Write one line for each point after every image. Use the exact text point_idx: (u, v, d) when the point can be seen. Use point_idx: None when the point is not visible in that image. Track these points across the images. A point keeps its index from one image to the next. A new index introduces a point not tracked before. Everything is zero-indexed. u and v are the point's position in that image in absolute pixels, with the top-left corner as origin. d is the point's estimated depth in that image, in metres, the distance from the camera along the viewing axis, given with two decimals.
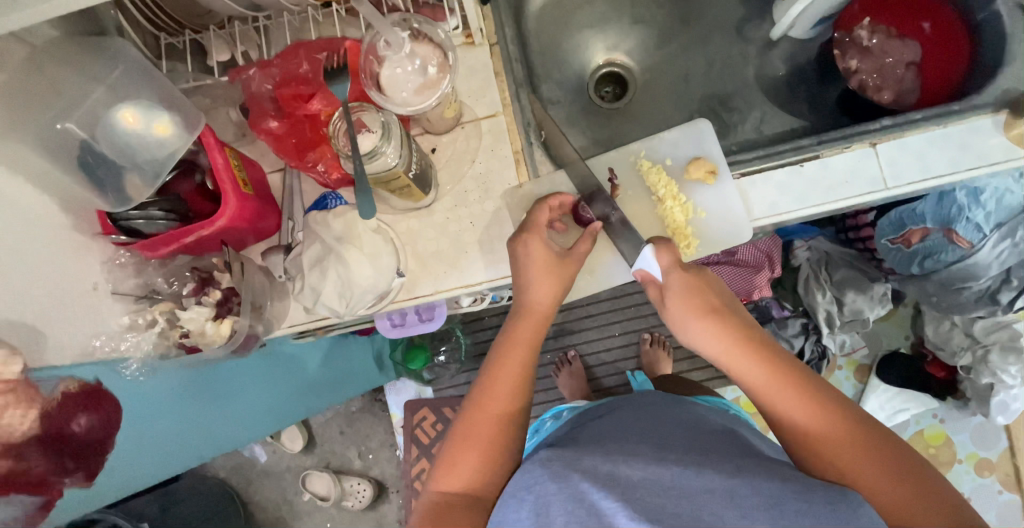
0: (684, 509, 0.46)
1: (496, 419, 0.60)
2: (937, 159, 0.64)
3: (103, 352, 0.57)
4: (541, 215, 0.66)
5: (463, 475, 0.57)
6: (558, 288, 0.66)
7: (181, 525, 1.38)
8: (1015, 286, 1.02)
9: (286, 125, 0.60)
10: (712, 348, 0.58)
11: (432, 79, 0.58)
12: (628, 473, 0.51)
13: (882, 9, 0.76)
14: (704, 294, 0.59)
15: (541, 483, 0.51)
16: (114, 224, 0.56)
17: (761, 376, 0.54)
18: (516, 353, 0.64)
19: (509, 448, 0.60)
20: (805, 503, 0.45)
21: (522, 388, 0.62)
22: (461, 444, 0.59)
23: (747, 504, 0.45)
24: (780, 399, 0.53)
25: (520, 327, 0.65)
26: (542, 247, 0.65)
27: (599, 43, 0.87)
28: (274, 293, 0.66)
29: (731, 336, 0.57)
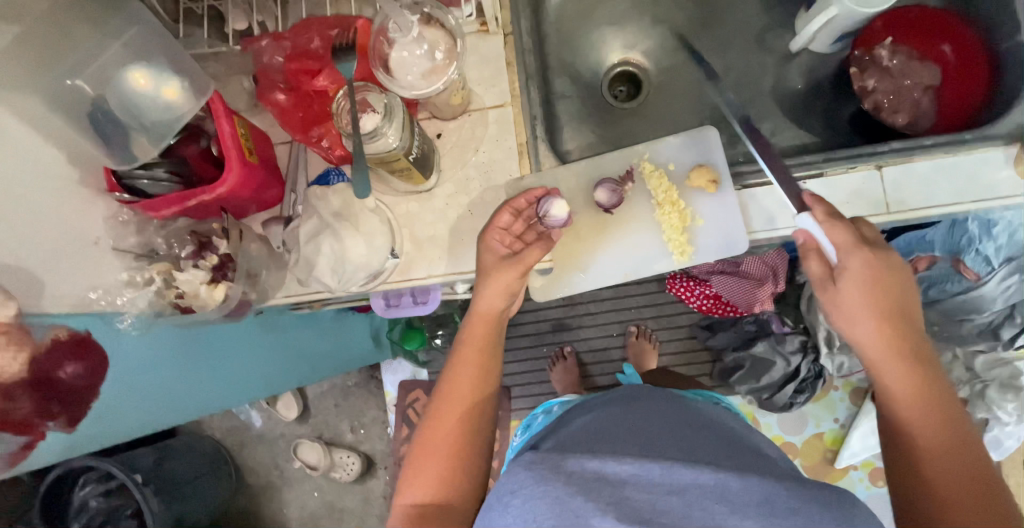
0: (672, 506, 0.49)
1: (454, 425, 0.62)
2: (944, 189, 0.63)
3: (99, 305, 0.58)
4: (499, 221, 0.65)
5: (425, 488, 0.59)
6: (508, 292, 0.65)
7: (173, 480, 1.41)
8: (1018, 323, 1.02)
9: (293, 98, 0.61)
10: (869, 342, 0.56)
11: (438, 65, 0.58)
12: (615, 469, 0.53)
13: (906, 27, 0.73)
14: (886, 291, 0.56)
15: (527, 487, 0.53)
16: (120, 183, 0.58)
17: (911, 394, 0.53)
18: (469, 355, 0.65)
19: (471, 457, 0.61)
20: (798, 501, 0.48)
21: (480, 386, 0.64)
22: (424, 453, 0.61)
23: (737, 501, 0.49)
24: (918, 421, 0.52)
25: (472, 329, 0.66)
26: (490, 251, 0.65)
27: (617, 42, 0.86)
28: (271, 263, 0.67)
29: (897, 339, 0.54)
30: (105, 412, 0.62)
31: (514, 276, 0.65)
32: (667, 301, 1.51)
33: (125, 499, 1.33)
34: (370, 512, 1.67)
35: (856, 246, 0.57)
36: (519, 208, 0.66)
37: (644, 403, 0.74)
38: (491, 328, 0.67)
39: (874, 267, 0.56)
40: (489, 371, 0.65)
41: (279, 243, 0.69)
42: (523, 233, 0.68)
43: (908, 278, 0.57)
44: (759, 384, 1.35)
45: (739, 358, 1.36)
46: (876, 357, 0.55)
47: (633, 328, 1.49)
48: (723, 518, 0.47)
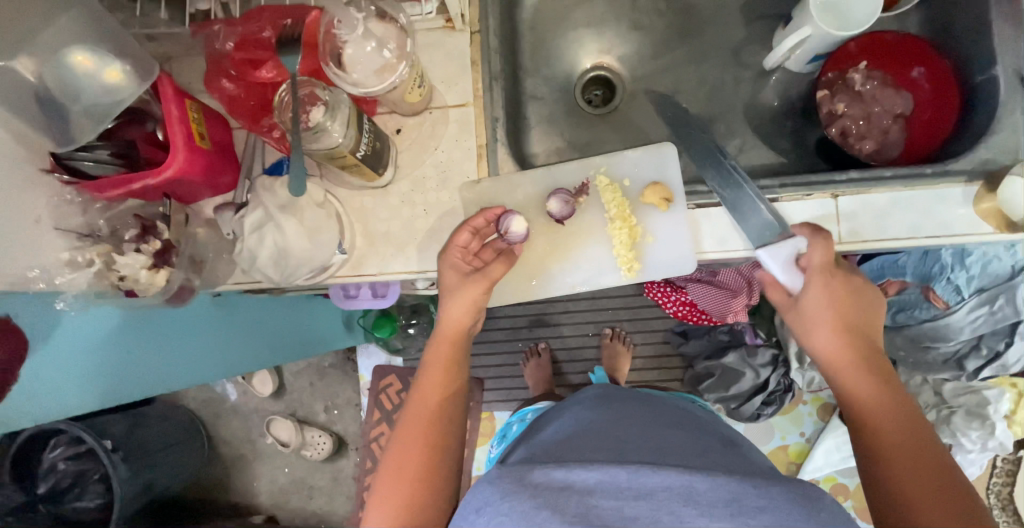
0: (640, 512, 0.49)
1: (419, 445, 0.61)
2: (897, 221, 0.66)
3: (37, 285, 0.58)
4: (458, 240, 0.66)
5: (387, 511, 0.57)
6: (474, 308, 0.68)
7: (144, 447, 1.42)
8: (983, 355, 1.04)
9: (242, 88, 0.61)
10: (829, 353, 0.59)
11: (391, 63, 0.57)
12: (582, 477, 0.53)
13: (880, 54, 0.74)
14: (847, 304, 0.59)
15: (492, 504, 0.52)
16: (59, 162, 0.59)
17: (869, 393, 0.56)
18: (433, 377, 0.66)
19: (437, 478, 0.60)
20: (766, 499, 0.48)
21: (450, 377, 0.66)
22: (390, 475, 0.59)
23: (704, 501, 0.49)
24: (884, 422, 0.54)
25: (437, 349, 0.67)
26: (451, 271, 0.66)
27: (593, 45, 0.85)
28: (220, 250, 0.69)
29: (852, 346, 0.58)
30: (47, 389, 0.62)
31: (479, 291, 0.67)
32: (644, 304, 1.50)
33: (93, 463, 1.35)
34: (338, 491, 1.68)
35: (821, 267, 0.60)
36: (479, 226, 0.66)
37: (616, 409, 0.76)
38: (456, 346, 0.68)
39: (832, 287, 0.60)
40: (455, 391, 0.66)
41: (229, 230, 0.67)
42: (480, 250, 0.69)
43: (873, 295, 0.61)
44: (726, 394, 1.34)
45: (711, 366, 1.35)
46: (833, 364, 0.59)
47: (607, 330, 1.49)
48: (693, 520, 0.47)
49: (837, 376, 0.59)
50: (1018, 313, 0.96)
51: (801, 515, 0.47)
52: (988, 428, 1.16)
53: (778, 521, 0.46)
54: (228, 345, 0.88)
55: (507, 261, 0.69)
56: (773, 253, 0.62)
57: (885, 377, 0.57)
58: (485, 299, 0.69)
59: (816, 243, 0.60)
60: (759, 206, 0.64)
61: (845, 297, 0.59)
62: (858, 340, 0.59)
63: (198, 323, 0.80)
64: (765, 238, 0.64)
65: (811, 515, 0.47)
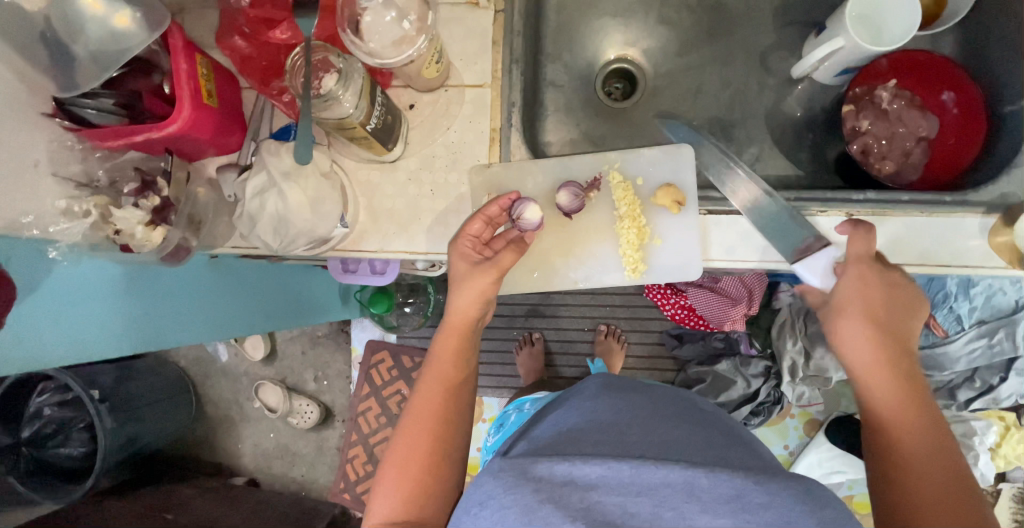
0: (642, 510, 0.49)
1: (427, 438, 0.63)
2: (910, 248, 0.65)
3: (31, 231, 0.57)
4: (471, 229, 0.65)
5: (392, 504, 0.60)
6: (481, 298, 0.67)
7: (131, 400, 1.42)
8: (975, 387, 1.05)
9: (253, 47, 0.59)
10: (859, 360, 0.57)
11: (410, 35, 0.55)
12: (584, 472, 0.52)
13: (913, 73, 0.72)
14: (874, 300, 0.58)
15: (495, 498, 0.51)
16: (60, 107, 0.57)
17: (890, 399, 0.55)
18: (443, 367, 0.67)
19: (441, 471, 0.62)
20: (769, 494, 0.49)
21: (459, 365, 0.68)
22: (397, 468, 0.62)
23: (707, 498, 0.49)
24: (900, 429, 0.54)
25: (445, 341, 0.68)
26: (460, 260, 0.65)
27: (618, 36, 0.83)
28: (220, 212, 0.67)
29: (881, 350, 0.56)
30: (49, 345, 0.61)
31: (488, 282, 0.66)
32: (642, 304, 1.50)
33: (79, 412, 1.35)
34: (321, 460, 1.69)
35: (857, 258, 0.59)
36: (493, 215, 0.65)
37: (619, 394, 0.76)
38: (465, 335, 0.69)
39: (868, 282, 0.58)
40: (462, 380, 0.68)
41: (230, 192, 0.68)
42: (491, 240, 0.68)
43: (910, 290, 0.58)
44: (716, 401, 1.32)
45: (702, 371, 1.37)
46: (853, 367, 0.58)
47: (602, 326, 1.48)
48: (694, 518, 0.48)
49: (860, 381, 0.58)
50: (1015, 349, 0.97)
51: (804, 514, 0.48)
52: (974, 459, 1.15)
53: (780, 519, 0.47)
54: (223, 307, 0.87)
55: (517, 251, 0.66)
56: (812, 267, 0.62)
57: (908, 382, 0.55)
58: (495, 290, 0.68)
59: (856, 234, 0.60)
60: (792, 220, 0.62)
61: (876, 293, 0.58)
62: (890, 342, 0.57)
63: (190, 282, 0.78)
64: (795, 246, 0.63)
65: (813, 512, 0.48)
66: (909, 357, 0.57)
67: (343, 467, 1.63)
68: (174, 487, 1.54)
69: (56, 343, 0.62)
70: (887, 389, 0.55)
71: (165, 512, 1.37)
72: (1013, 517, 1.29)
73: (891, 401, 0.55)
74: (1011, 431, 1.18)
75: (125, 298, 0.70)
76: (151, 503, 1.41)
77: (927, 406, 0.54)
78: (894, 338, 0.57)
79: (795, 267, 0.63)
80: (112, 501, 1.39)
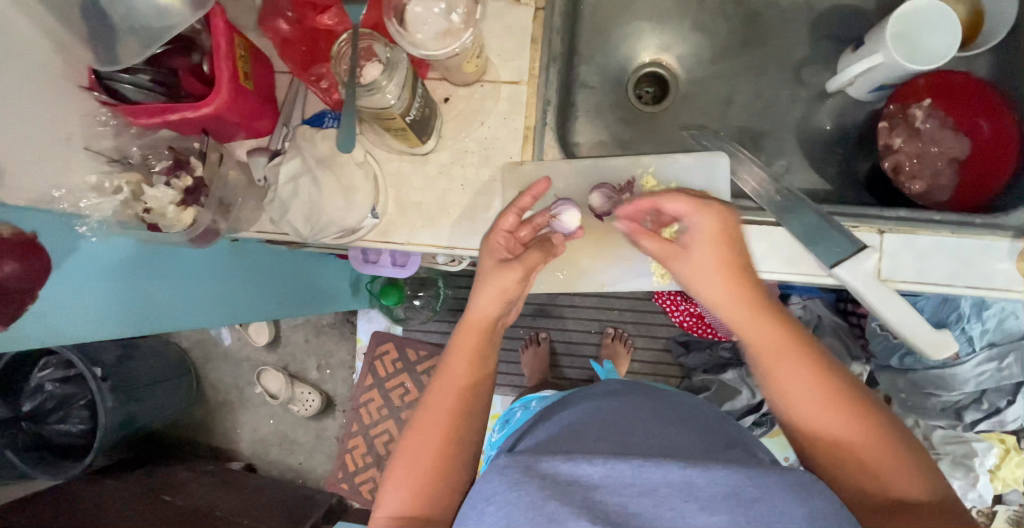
0: (644, 508, 0.49)
1: (439, 434, 0.62)
2: (939, 268, 0.65)
3: (62, 205, 0.56)
4: (503, 224, 0.65)
5: (402, 497, 0.59)
6: (503, 297, 0.66)
7: (132, 379, 1.40)
8: (982, 408, 1.05)
9: (297, 31, 0.59)
10: (765, 343, 0.59)
11: (455, 28, 0.55)
12: (587, 472, 0.52)
13: (947, 94, 0.72)
14: (747, 279, 0.60)
15: (501, 493, 0.51)
16: (99, 82, 0.57)
17: (796, 377, 0.57)
18: (459, 367, 0.66)
19: (450, 470, 0.61)
20: (762, 489, 0.49)
21: (477, 365, 0.66)
22: (406, 462, 0.61)
23: (704, 496, 0.49)
24: (809, 405, 0.56)
25: (462, 339, 0.67)
26: (489, 257, 0.65)
27: (652, 40, 0.82)
28: (248, 195, 0.67)
29: (774, 330, 0.59)
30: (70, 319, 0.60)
31: (512, 278, 0.65)
32: (650, 309, 1.50)
33: (79, 389, 1.33)
34: (320, 449, 1.68)
35: (715, 230, 0.60)
36: (524, 209, 0.65)
37: (625, 396, 0.76)
38: (484, 336, 0.67)
39: (719, 242, 0.60)
40: (480, 380, 0.66)
41: (260, 177, 0.67)
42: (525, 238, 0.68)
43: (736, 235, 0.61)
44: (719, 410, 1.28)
45: (707, 380, 1.34)
46: (752, 345, 0.60)
47: (609, 329, 1.48)
48: (693, 517, 0.48)
49: (766, 364, 0.59)
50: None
51: (794, 502, 0.49)
52: (971, 479, 1.15)
53: (773, 512, 0.48)
54: (234, 289, 0.85)
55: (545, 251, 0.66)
56: (853, 271, 0.63)
57: (803, 352, 0.58)
58: (518, 290, 0.67)
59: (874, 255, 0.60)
60: (830, 228, 0.64)
61: (733, 256, 0.61)
62: (769, 314, 0.59)
63: (201, 262, 0.77)
64: (839, 256, 0.63)
65: (805, 501, 0.49)
66: (790, 321, 0.60)
67: (341, 457, 1.61)
68: (172, 468, 1.53)
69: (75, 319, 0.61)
70: (794, 366, 0.57)
71: (162, 493, 1.36)
72: None
73: (803, 379, 0.57)
74: (1011, 454, 1.15)
75: (140, 277, 0.68)
76: (149, 484, 1.40)
77: (825, 367, 0.57)
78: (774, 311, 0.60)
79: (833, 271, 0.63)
80: (110, 480, 1.39)
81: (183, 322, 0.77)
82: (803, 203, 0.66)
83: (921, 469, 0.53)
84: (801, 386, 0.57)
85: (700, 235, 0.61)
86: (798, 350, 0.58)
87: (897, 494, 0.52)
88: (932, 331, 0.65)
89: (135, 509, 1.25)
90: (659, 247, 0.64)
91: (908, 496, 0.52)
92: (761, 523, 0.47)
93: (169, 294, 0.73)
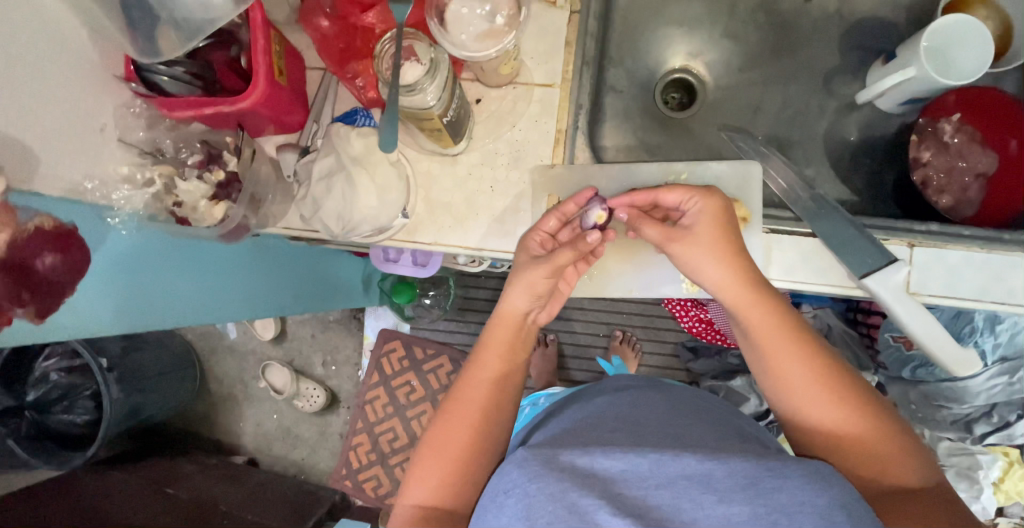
0: (663, 501, 0.48)
1: (468, 428, 0.62)
2: (967, 282, 0.65)
3: (93, 197, 0.55)
4: (544, 224, 0.66)
5: (428, 488, 0.59)
6: (534, 294, 0.66)
7: (139, 370, 1.39)
8: (992, 422, 1.03)
9: (337, 27, 0.60)
10: (762, 327, 0.60)
11: (497, 29, 0.55)
12: (604, 465, 0.51)
13: (978, 110, 0.72)
14: (747, 261, 0.61)
15: (520, 486, 0.50)
16: (138, 73, 0.57)
17: (795, 365, 0.59)
18: (491, 360, 0.66)
19: (478, 464, 0.61)
20: (781, 478, 0.49)
21: (509, 358, 0.67)
22: (434, 454, 0.61)
23: (722, 488, 0.49)
24: (807, 394, 0.58)
25: (494, 332, 0.67)
26: (523, 251, 0.66)
27: (681, 46, 0.82)
28: (277, 190, 0.66)
29: (776, 320, 0.60)
30: (101, 318, 0.59)
31: (541, 275, 0.64)
32: (659, 314, 1.50)
33: (86, 379, 1.32)
34: (323, 445, 1.67)
35: (715, 216, 0.61)
36: (569, 213, 0.65)
37: (638, 390, 0.76)
38: (515, 330, 0.68)
39: (719, 227, 0.61)
40: (509, 372, 0.67)
41: (290, 172, 0.67)
42: (561, 236, 0.67)
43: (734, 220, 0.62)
44: None
45: (715, 385, 1.32)
46: (754, 336, 0.61)
47: (618, 332, 1.48)
48: (711, 508, 0.47)
49: (764, 349, 0.61)
50: None
51: (811, 490, 0.48)
52: (975, 491, 1.13)
53: (794, 503, 0.47)
54: (257, 282, 0.85)
55: (578, 251, 0.64)
56: (881, 283, 0.62)
57: (802, 343, 0.59)
58: (548, 288, 0.67)
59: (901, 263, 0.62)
60: (862, 238, 0.64)
61: (735, 238, 0.61)
62: (773, 303, 0.60)
63: (227, 254, 0.76)
64: (868, 268, 0.63)
65: (823, 490, 0.48)
66: (791, 312, 0.61)
67: (345, 454, 1.60)
68: (174, 461, 1.51)
69: (103, 318, 0.59)
70: (790, 351, 0.59)
71: (165, 486, 1.34)
72: None
73: (798, 364, 0.58)
74: (1015, 467, 1.14)
75: (174, 266, 0.67)
76: (152, 476, 1.38)
77: (822, 356, 0.59)
78: (778, 302, 0.60)
79: (861, 281, 0.63)
80: (113, 472, 1.37)
81: (209, 318, 0.77)
82: (836, 211, 0.66)
83: (917, 456, 0.54)
84: (798, 370, 0.58)
85: (704, 218, 0.62)
86: (794, 335, 0.60)
87: (894, 477, 0.53)
88: (954, 346, 0.64)
89: (137, 501, 1.24)
90: (658, 231, 0.64)
91: (903, 481, 0.53)
92: (782, 515, 0.46)
93: (198, 286, 0.72)
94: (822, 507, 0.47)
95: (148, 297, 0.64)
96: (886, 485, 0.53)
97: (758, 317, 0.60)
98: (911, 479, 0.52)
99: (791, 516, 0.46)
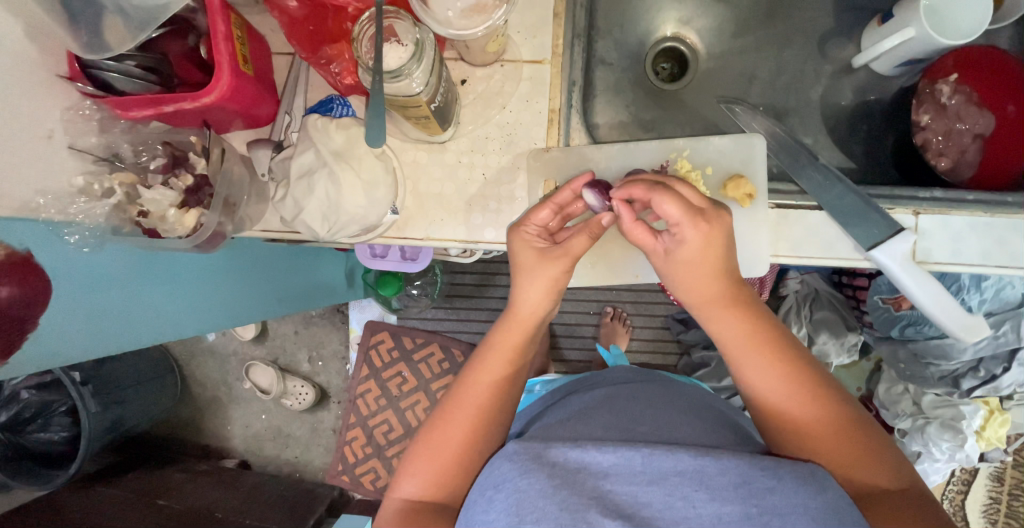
0: (653, 499, 0.47)
1: (462, 431, 0.59)
2: (971, 247, 0.64)
3: (48, 214, 0.50)
4: (535, 217, 0.61)
5: (420, 485, 0.57)
6: (551, 290, 0.62)
7: (116, 379, 1.31)
8: (980, 376, 0.99)
9: (306, 9, 0.54)
10: (734, 335, 0.58)
11: (485, 3, 0.51)
12: (597, 459, 0.50)
13: (974, 72, 0.69)
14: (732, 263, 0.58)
15: (511, 481, 0.48)
16: (84, 71, 0.51)
17: (768, 369, 0.56)
18: (494, 366, 0.62)
19: (469, 468, 0.58)
20: (774, 478, 0.46)
21: (514, 365, 0.63)
22: (427, 448, 0.58)
23: (715, 485, 0.47)
24: (785, 398, 0.56)
25: (505, 336, 0.63)
26: (524, 248, 0.61)
27: (671, 14, 0.79)
28: (251, 191, 0.61)
29: (751, 327, 0.58)
30: (57, 350, 0.54)
31: (557, 271, 0.60)
32: (649, 289, 1.47)
33: (60, 395, 1.22)
34: (316, 442, 1.62)
35: (704, 246, 0.56)
36: (561, 203, 0.61)
37: (635, 383, 0.73)
38: (528, 335, 0.63)
39: (713, 240, 0.56)
40: (514, 377, 0.63)
41: (265, 170, 0.62)
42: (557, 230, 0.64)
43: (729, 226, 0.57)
44: (717, 385, 1.25)
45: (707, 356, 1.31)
46: (727, 343, 0.59)
47: (608, 309, 1.46)
48: (703, 506, 0.46)
49: (733, 359, 0.59)
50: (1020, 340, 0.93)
51: (809, 493, 0.45)
52: (959, 441, 1.11)
53: (786, 503, 0.44)
54: (233, 293, 0.79)
55: (592, 233, 0.60)
56: (889, 254, 0.61)
57: (779, 346, 0.57)
58: (565, 283, 0.63)
59: (907, 231, 0.61)
60: (869, 208, 0.62)
61: (723, 264, 0.57)
62: (748, 311, 0.59)
63: (198, 259, 0.70)
64: (876, 239, 0.62)
65: (818, 493, 0.46)
66: (765, 316, 0.59)
67: (340, 449, 1.56)
68: (164, 471, 1.46)
69: (62, 349, 0.54)
70: (764, 357, 0.57)
71: (158, 498, 1.30)
72: (989, 495, 1.34)
73: (769, 371, 0.56)
74: (995, 415, 1.15)
75: (146, 281, 0.62)
76: (143, 489, 1.33)
77: (800, 357, 0.57)
78: (754, 308, 0.59)
79: (873, 253, 0.61)
80: (100, 487, 1.31)
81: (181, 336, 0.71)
82: (840, 181, 0.64)
83: (892, 457, 0.53)
84: (774, 376, 0.56)
85: (686, 247, 0.57)
86: (765, 344, 0.57)
87: (871, 480, 0.52)
88: (961, 311, 0.62)
89: (126, 513, 1.19)
90: (641, 240, 0.60)
91: (879, 483, 0.52)
92: (774, 515, 0.44)
93: (169, 300, 0.67)
94: (814, 510, 0.44)
95: (114, 310, 0.60)
96: (863, 487, 0.52)
97: (734, 327, 0.59)
98: (885, 482, 0.52)
99: (784, 517, 0.44)
